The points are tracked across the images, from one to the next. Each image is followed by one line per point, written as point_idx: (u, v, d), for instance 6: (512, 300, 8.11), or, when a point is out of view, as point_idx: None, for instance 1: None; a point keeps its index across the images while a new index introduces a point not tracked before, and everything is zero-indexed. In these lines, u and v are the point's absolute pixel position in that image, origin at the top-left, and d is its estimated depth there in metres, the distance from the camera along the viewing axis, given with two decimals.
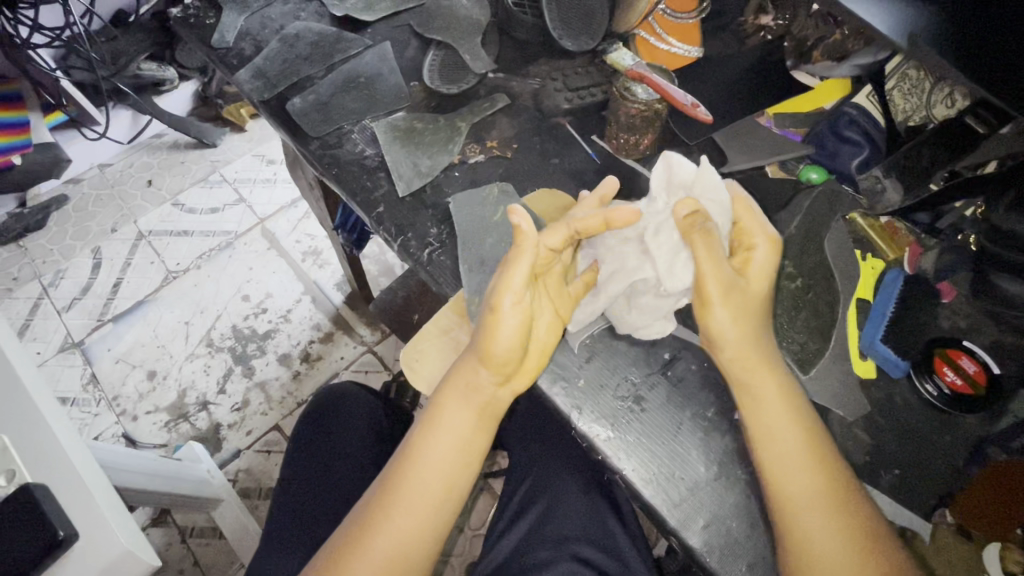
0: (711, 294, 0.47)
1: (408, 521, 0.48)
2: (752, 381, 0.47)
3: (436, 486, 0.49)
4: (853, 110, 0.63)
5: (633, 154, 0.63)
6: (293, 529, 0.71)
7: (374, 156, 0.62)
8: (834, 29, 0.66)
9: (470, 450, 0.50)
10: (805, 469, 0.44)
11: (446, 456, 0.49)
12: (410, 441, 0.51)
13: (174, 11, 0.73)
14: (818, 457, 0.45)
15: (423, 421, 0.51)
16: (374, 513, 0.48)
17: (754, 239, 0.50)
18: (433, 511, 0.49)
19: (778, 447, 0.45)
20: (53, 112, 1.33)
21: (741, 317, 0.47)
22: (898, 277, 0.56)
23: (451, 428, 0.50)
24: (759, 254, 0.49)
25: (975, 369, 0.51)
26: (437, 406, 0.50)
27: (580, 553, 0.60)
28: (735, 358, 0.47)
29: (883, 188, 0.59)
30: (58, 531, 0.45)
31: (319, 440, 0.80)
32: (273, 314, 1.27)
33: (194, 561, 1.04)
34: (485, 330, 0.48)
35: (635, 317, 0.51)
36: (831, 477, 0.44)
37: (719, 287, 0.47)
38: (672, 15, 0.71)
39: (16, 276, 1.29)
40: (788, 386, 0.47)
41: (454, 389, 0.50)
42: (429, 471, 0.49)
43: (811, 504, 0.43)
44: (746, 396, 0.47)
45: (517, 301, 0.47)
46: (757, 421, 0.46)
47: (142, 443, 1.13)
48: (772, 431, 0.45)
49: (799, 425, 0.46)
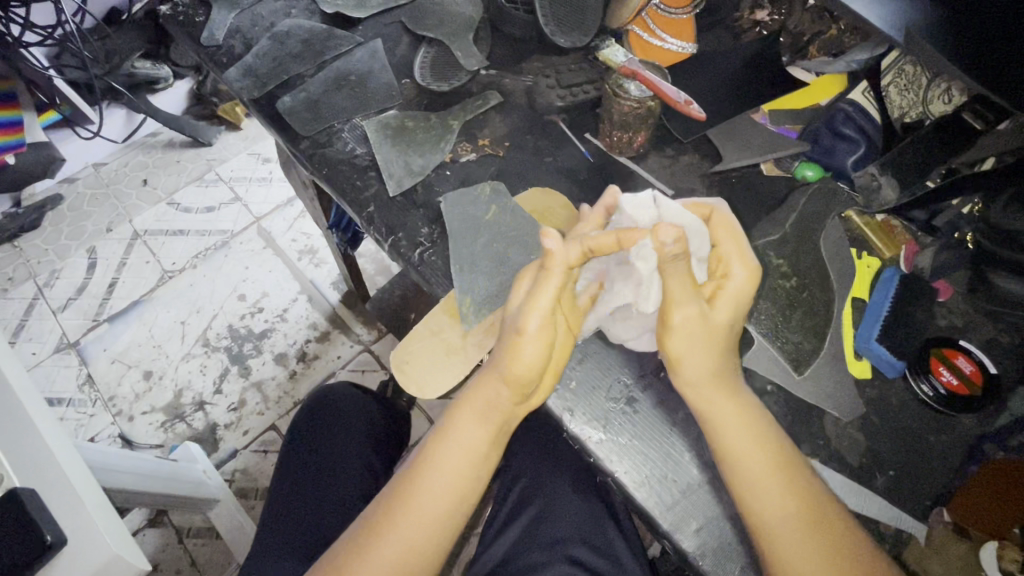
0: (674, 321, 0.46)
1: (413, 532, 0.47)
2: (713, 404, 0.46)
3: (442, 498, 0.48)
4: (849, 106, 0.61)
5: (627, 152, 0.62)
6: (287, 531, 0.70)
7: (365, 154, 0.62)
8: (831, 25, 0.66)
9: (484, 466, 0.50)
10: (776, 489, 0.44)
11: (455, 469, 0.49)
12: (417, 454, 0.51)
13: (162, 9, 0.72)
14: (787, 476, 0.44)
15: (436, 432, 0.51)
16: (378, 523, 0.48)
17: (730, 268, 0.48)
18: (438, 523, 0.48)
19: (747, 466, 0.44)
20: (47, 111, 1.32)
21: (706, 343, 0.46)
22: (894, 276, 0.55)
23: (464, 443, 0.50)
24: (734, 283, 0.47)
25: (970, 368, 0.50)
26: (451, 418, 0.51)
27: (574, 555, 0.60)
28: (691, 381, 0.46)
29: (879, 185, 0.58)
30: (46, 535, 0.44)
31: (313, 440, 0.80)
32: (269, 314, 1.26)
33: (191, 562, 1.04)
34: (508, 350, 0.47)
35: (620, 329, 0.50)
36: (804, 495, 0.44)
37: (686, 316, 0.46)
38: (665, 10, 0.69)
39: (11, 276, 1.29)
40: (748, 406, 0.46)
41: (471, 405, 0.50)
42: (437, 482, 0.48)
43: (784, 525, 0.43)
44: (710, 417, 0.46)
45: (545, 321, 0.46)
46: (724, 441, 0.45)
47: (138, 444, 1.12)
48: (738, 451, 0.44)
49: (764, 445, 0.45)
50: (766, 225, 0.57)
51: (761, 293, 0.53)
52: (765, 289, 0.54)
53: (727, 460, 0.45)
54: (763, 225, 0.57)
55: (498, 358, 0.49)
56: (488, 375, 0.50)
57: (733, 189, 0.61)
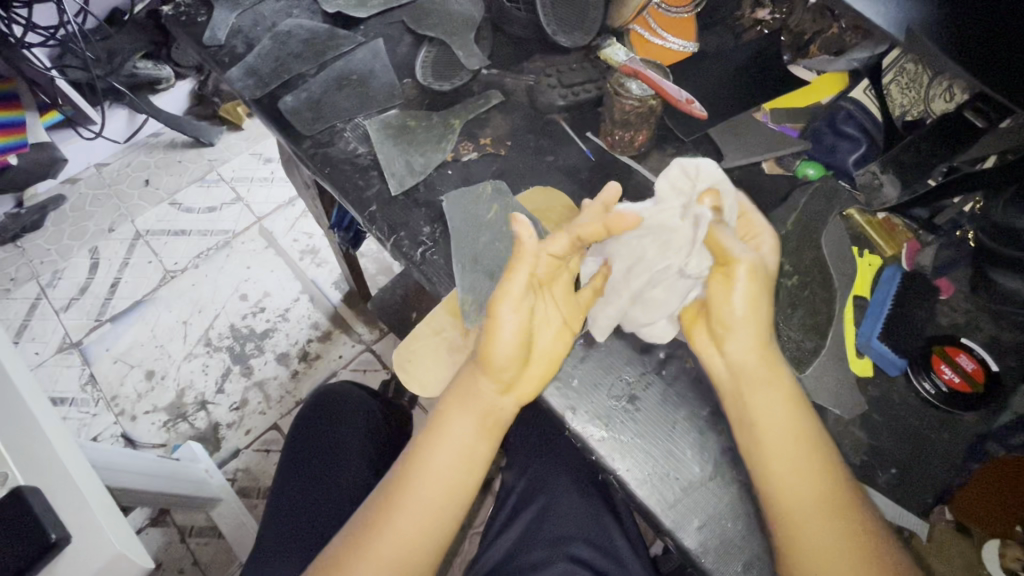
0: (738, 274, 0.48)
1: (407, 529, 0.48)
2: (759, 387, 0.47)
3: (436, 495, 0.49)
4: (851, 105, 0.63)
5: (628, 151, 0.62)
6: (289, 528, 0.71)
7: (367, 153, 0.62)
8: (831, 23, 0.65)
9: (475, 459, 0.50)
10: (809, 478, 0.45)
11: (448, 464, 0.49)
12: (410, 452, 0.51)
13: (165, 9, 0.72)
14: (820, 466, 0.45)
15: (426, 428, 0.51)
16: (373, 521, 0.48)
17: (757, 231, 0.51)
18: (433, 520, 0.48)
19: (784, 454, 0.45)
20: (50, 112, 1.32)
21: (755, 311, 0.48)
22: (895, 274, 0.55)
23: (453, 438, 0.50)
24: (765, 241, 0.51)
25: (972, 366, 0.50)
26: (440, 416, 0.51)
27: (576, 553, 0.60)
28: (743, 352, 0.48)
29: (880, 185, 0.59)
30: (50, 534, 0.45)
31: (315, 439, 0.80)
32: (271, 313, 1.26)
33: (193, 561, 1.04)
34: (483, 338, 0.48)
35: (641, 313, 0.50)
36: (835, 486, 0.45)
37: (748, 272, 0.48)
38: (667, 9, 0.69)
39: (14, 277, 1.29)
40: (794, 393, 0.47)
41: (459, 401, 0.50)
42: (430, 479, 0.49)
43: (815, 514, 0.44)
44: (756, 399, 0.47)
45: (517, 308, 0.47)
46: (765, 425, 0.46)
47: (141, 443, 1.13)
48: (777, 440, 0.46)
49: (802, 435, 0.46)
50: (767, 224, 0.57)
51: None
52: None
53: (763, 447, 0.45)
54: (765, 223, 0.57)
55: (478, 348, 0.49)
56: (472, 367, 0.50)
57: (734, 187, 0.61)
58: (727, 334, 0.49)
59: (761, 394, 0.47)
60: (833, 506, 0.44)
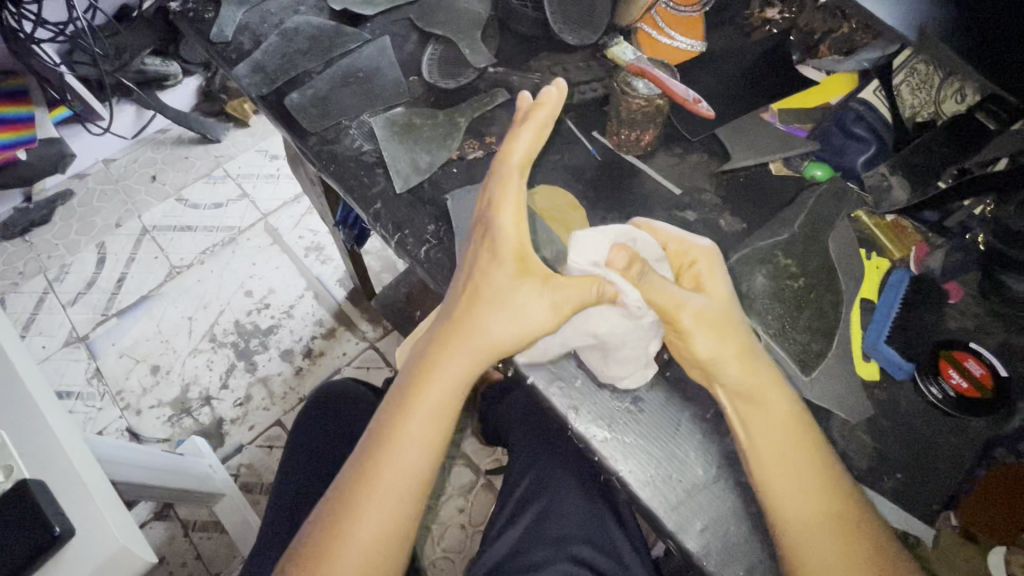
0: (686, 323, 0.46)
1: (389, 501, 0.46)
2: (760, 396, 0.45)
3: (416, 465, 0.47)
4: (860, 105, 0.61)
5: (634, 150, 0.62)
6: (288, 526, 0.71)
7: (372, 151, 0.62)
8: (843, 22, 0.64)
9: (452, 421, 0.49)
10: (810, 489, 0.43)
11: (427, 435, 0.47)
12: (383, 424, 0.48)
13: (173, 6, 0.72)
14: (821, 478, 0.43)
15: (402, 399, 0.48)
16: (353, 493, 0.46)
17: (692, 256, 0.51)
18: (410, 491, 0.46)
19: (782, 469, 0.43)
20: (57, 108, 1.32)
21: (733, 347, 0.46)
22: (904, 277, 0.55)
23: (431, 408, 0.47)
24: (704, 269, 0.50)
25: (981, 371, 0.50)
26: (413, 390, 0.48)
27: (577, 554, 0.60)
28: (738, 389, 0.46)
29: (889, 186, 0.57)
30: (54, 527, 0.45)
31: (319, 434, 0.80)
32: (276, 310, 1.26)
33: (196, 555, 1.05)
34: (501, 322, 0.47)
35: (615, 368, 0.48)
36: (837, 502, 0.43)
37: (694, 315, 0.46)
38: (677, 8, 0.69)
39: (22, 271, 1.30)
40: (795, 406, 0.46)
41: (442, 372, 0.48)
42: (409, 452, 0.47)
43: (810, 522, 0.42)
44: (756, 413, 0.45)
45: (567, 297, 0.47)
46: (761, 439, 0.44)
47: (144, 437, 1.13)
48: (777, 450, 0.44)
49: (805, 449, 0.44)
50: (774, 225, 0.56)
51: (769, 294, 0.53)
52: (772, 291, 0.53)
53: (756, 455, 0.44)
54: (771, 225, 0.56)
55: (483, 327, 0.47)
56: (468, 338, 0.48)
57: (741, 189, 0.61)
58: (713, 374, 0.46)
59: (759, 411, 0.45)
60: (835, 516, 0.42)
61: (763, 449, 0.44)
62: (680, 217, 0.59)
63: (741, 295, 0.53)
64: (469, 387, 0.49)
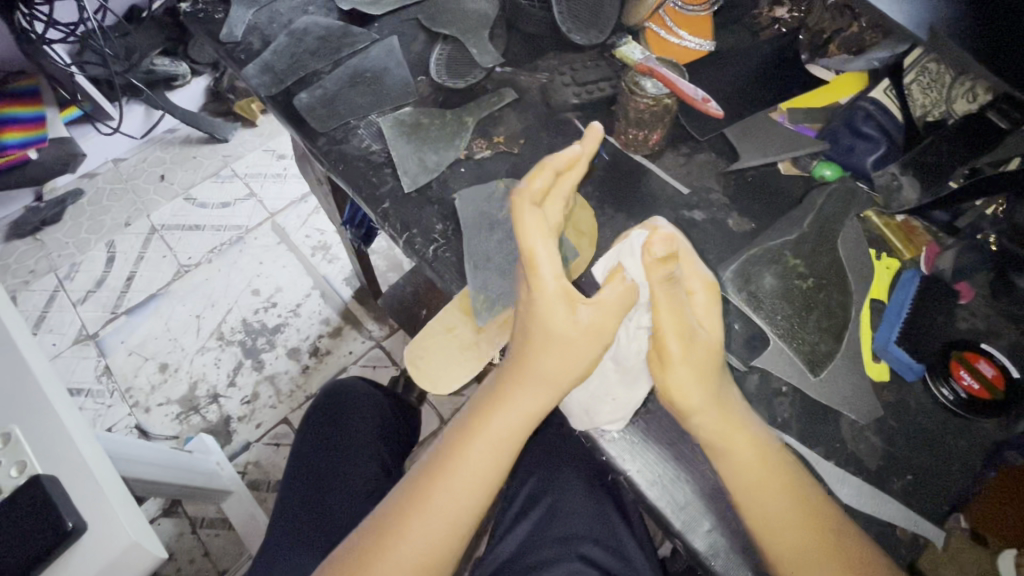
0: (671, 353, 0.43)
1: (441, 526, 0.45)
2: (729, 444, 0.43)
3: (471, 496, 0.46)
4: (870, 105, 0.60)
5: (642, 150, 0.62)
6: (295, 523, 0.72)
7: (380, 151, 0.62)
8: (852, 21, 0.63)
9: (515, 454, 0.48)
10: (793, 527, 0.42)
11: (485, 471, 0.46)
12: (448, 449, 0.47)
13: (183, 6, 0.73)
14: (799, 503, 0.43)
15: (466, 431, 0.47)
16: (406, 511, 0.46)
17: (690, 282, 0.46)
18: (463, 519, 0.46)
19: (765, 504, 0.42)
20: (68, 107, 1.35)
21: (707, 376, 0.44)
22: (914, 278, 0.55)
23: (496, 439, 0.47)
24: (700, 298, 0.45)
25: (992, 373, 0.49)
26: (480, 419, 0.47)
27: (584, 551, 0.60)
28: (707, 437, 0.44)
29: (900, 186, 0.56)
30: (67, 521, 0.45)
31: (327, 432, 0.80)
32: (283, 309, 1.27)
33: (204, 552, 1.05)
34: (548, 355, 0.46)
35: (608, 411, 0.47)
36: (824, 530, 0.42)
37: (681, 346, 0.43)
38: (682, 7, 0.69)
39: (33, 269, 1.31)
40: (759, 438, 0.44)
41: (512, 407, 0.47)
42: (464, 483, 0.46)
43: (800, 559, 0.41)
44: (721, 461, 0.44)
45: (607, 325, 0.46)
46: (739, 483, 0.43)
47: (154, 434, 1.14)
48: (754, 490, 0.43)
49: (780, 487, 0.43)
50: (783, 225, 0.56)
51: (777, 293, 0.52)
52: (779, 291, 0.52)
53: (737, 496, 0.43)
54: (780, 224, 0.56)
55: (535, 363, 0.46)
56: (525, 374, 0.47)
57: (749, 188, 0.60)
58: (683, 413, 0.44)
59: (732, 456, 0.43)
60: (825, 545, 0.41)
61: (741, 493, 0.43)
62: (688, 217, 0.59)
63: (751, 295, 0.52)
64: (538, 421, 0.48)
